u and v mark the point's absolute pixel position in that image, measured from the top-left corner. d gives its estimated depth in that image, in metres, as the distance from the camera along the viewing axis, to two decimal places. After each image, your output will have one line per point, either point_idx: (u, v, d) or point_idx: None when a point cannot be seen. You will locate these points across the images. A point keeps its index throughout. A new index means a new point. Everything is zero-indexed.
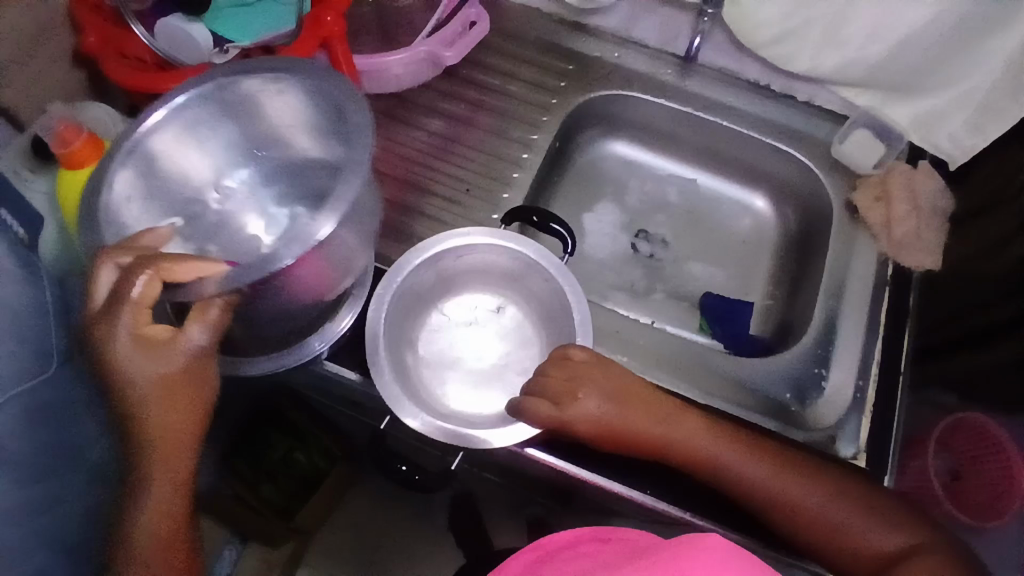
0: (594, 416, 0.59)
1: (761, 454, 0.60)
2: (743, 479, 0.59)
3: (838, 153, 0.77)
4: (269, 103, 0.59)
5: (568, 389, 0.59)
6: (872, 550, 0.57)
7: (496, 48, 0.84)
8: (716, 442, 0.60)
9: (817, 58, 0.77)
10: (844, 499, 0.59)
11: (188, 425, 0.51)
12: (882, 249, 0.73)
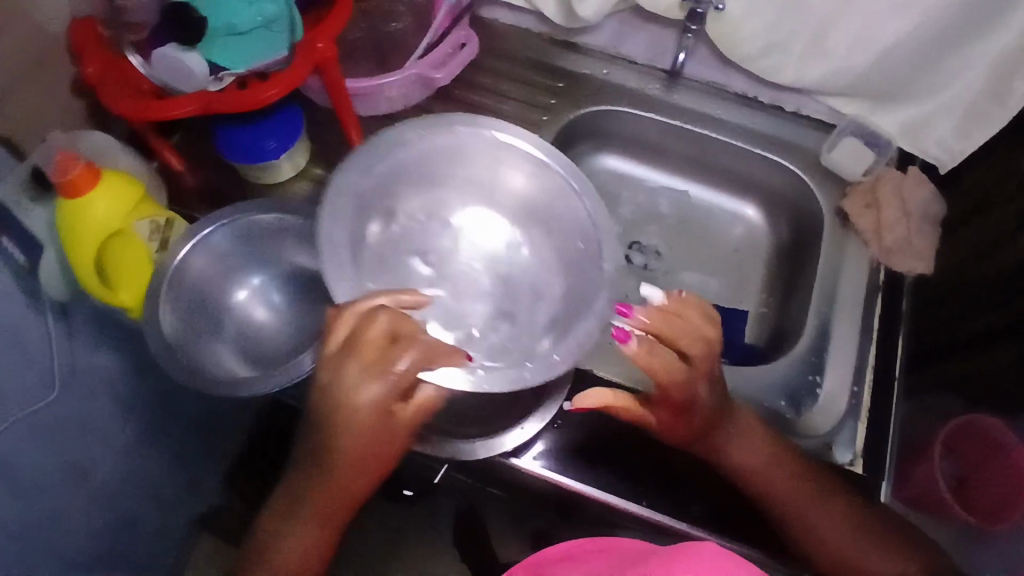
0: (675, 391, 0.55)
1: (788, 472, 0.60)
2: (766, 488, 0.59)
3: (827, 162, 0.78)
4: (518, 185, 0.63)
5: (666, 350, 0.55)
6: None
7: (488, 68, 0.86)
8: (748, 445, 0.59)
9: (801, 71, 0.76)
10: (855, 526, 0.58)
11: (365, 481, 0.55)
12: (873, 254, 0.74)
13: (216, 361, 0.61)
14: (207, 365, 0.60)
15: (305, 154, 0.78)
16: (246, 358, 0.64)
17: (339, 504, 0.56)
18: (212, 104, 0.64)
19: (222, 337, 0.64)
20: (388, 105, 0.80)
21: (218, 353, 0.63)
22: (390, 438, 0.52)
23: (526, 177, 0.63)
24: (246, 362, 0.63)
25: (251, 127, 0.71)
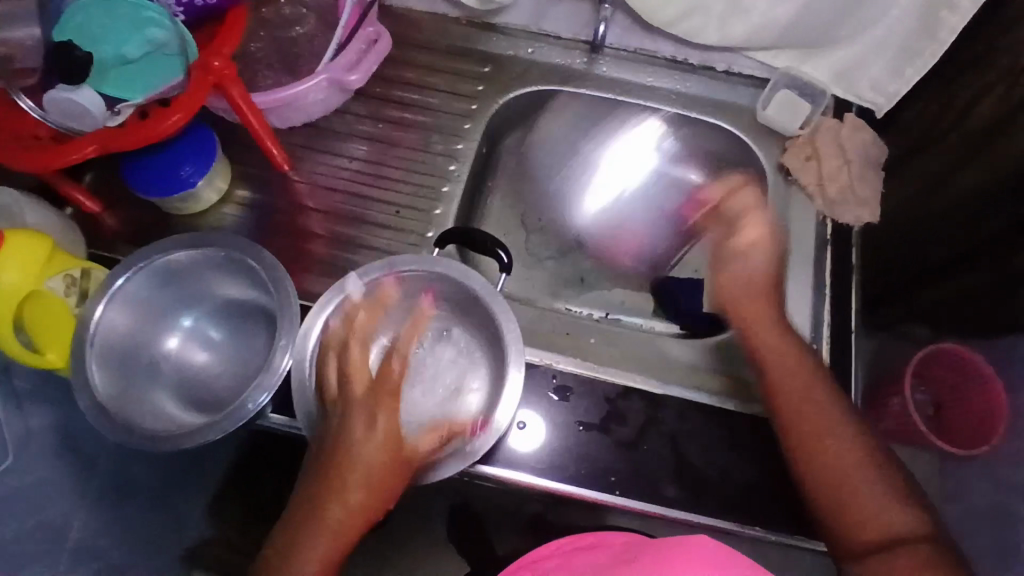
0: (750, 273, 0.68)
1: (825, 398, 0.60)
2: (798, 398, 0.60)
3: (764, 119, 0.77)
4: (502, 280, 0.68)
5: (761, 238, 0.69)
6: (877, 518, 0.54)
7: (407, 61, 0.82)
8: (789, 354, 0.62)
9: (725, 31, 0.74)
10: (873, 467, 0.56)
11: (381, 494, 0.56)
12: (819, 208, 0.73)
13: (154, 410, 0.59)
14: (144, 416, 0.58)
15: (226, 176, 0.75)
16: (187, 400, 0.62)
17: (353, 521, 0.56)
18: (112, 142, 0.61)
19: (157, 384, 0.62)
20: (305, 114, 0.76)
21: (157, 400, 0.61)
22: (392, 436, 0.57)
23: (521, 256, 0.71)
24: (187, 405, 0.61)
25: (164, 155, 0.69)
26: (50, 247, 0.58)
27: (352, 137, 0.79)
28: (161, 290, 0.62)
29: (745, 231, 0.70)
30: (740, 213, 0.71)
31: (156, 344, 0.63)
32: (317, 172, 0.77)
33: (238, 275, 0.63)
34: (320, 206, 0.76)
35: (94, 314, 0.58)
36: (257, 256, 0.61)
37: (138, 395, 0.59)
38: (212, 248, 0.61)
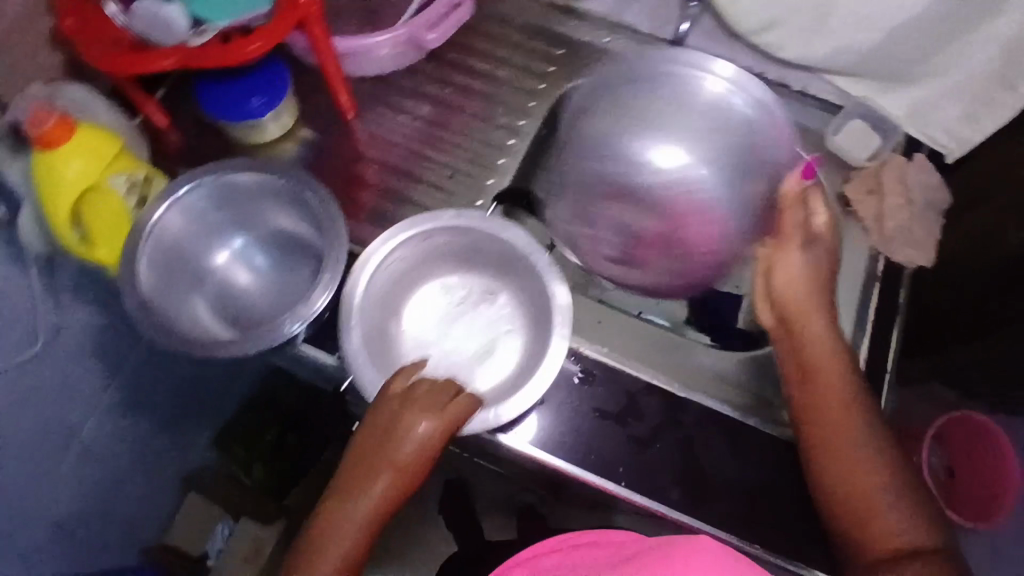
0: (789, 282, 0.63)
1: (847, 391, 0.59)
2: (822, 396, 0.59)
3: (832, 146, 0.74)
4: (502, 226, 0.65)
5: (804, 239, 0.65)
6: (894, 526, 0.54)
7: (485, 32, 0.82)
8: (823, 345, 0.61)
9: (808, 46, 0.74)
10: (888, 467, 0.57)
11: (412, 470, 0.57)
12: (872, 244, 0.71)
13: (189, 318, 0.61)
14: (179, 322, 0.60)
15: (292, 114, 0.76)
16: (220, 316, 0.64)
17: (384, 504, 0.56)
18: (193, 59, 0.61)
19: (195, 294, 0.64)
20: (377, 67, 0.78)
21: (192, 310, 0.63)
22: (429, 435, 0.56)
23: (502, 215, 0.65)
24: (219, 320, 0.63)
25: (240, 83, 0.71)
26: (118, 147, 0.60)
27: (418, 96, 0.80)
28: (217, 208, 0.64)
29: (794, 225, 0.65)
30: (786, 233, 0.65)
31: (202, 257, 0.65)
32: (380, 124, 0.78)
33: (291, 207, 0.64)
34: (376, 158, 0.77)
35: (152, 216, 0.60)
36: (312, 190, 0.63)
37: (179, 297, 0.62)
38: (272, 176, 0.63)
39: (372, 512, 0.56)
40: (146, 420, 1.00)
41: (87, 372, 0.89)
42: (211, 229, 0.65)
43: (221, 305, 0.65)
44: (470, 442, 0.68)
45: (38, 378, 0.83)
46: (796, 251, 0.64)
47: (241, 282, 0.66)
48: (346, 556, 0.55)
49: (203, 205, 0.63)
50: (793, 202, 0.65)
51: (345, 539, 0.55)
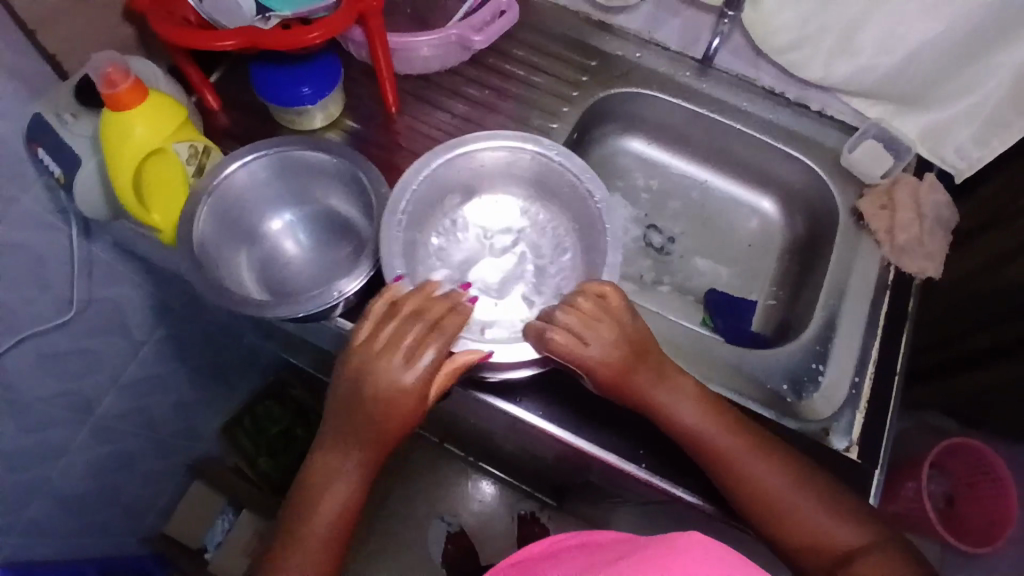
0: (602, 358, 0.57)
1: (731, 434, 0.59)
2: (718, 455, 0.58)
3: (848, 162, 0.79)
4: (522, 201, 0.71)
5: (591, 326, 0.57)
6: (841, 541, 0.56)
7: (523, 41, 0.87)
8: (677, 404, 0.59)
9: (829, 69, 0.78)
10: (803, 476, 0.58)
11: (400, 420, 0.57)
12: (885, 254, 0.74)
13: (231, 268, 0.64)
14: (225, 273, 0.63)
15: (338, 105, 0.79)
16: (259, 274, 0.67)
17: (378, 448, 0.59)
18: (251, 38, 0.64)
19: (241, 248, 0.66)
20: (424, 66, 0.82)
21: (235, 262, 0.65)
22: (412, 387, 0.56)
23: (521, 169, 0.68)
24: (261, 282, 0.66)
25: (289, 69, 0.72)
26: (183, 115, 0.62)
27: (456, 96, 0.84)
28: (276, 176, 0.67)
29: (574, 331, 0.57)
30: (575, 327, 0.57)
31: (258, 218, 0.68)
32: (419, 118, 0.82)
33: (347, 188, 0.67)
34: (413, 149, 0.81)
35: (227, 171, 0.63)
36: (367, 171, 0.65)
37: (228, 253, 0.65)
38: (331, 156, 0.65)
39: (365, 454, 0.59)
40: (157, 399, 1.03)
41: (112, 346, 0.91)
42: (271, 196, 0.68)
43: (265, 266, 0.68)
44: (498, 417, 0.71)
45: (66, 346, 0.84)
46: (583, 339, 0.57)
47: (290, 248, 0.69)
48: (350, 490, 0.60)
49: (271, 172, 0.66)
50: (567, 310, 0.58)
51: (346, 478, 0.60)
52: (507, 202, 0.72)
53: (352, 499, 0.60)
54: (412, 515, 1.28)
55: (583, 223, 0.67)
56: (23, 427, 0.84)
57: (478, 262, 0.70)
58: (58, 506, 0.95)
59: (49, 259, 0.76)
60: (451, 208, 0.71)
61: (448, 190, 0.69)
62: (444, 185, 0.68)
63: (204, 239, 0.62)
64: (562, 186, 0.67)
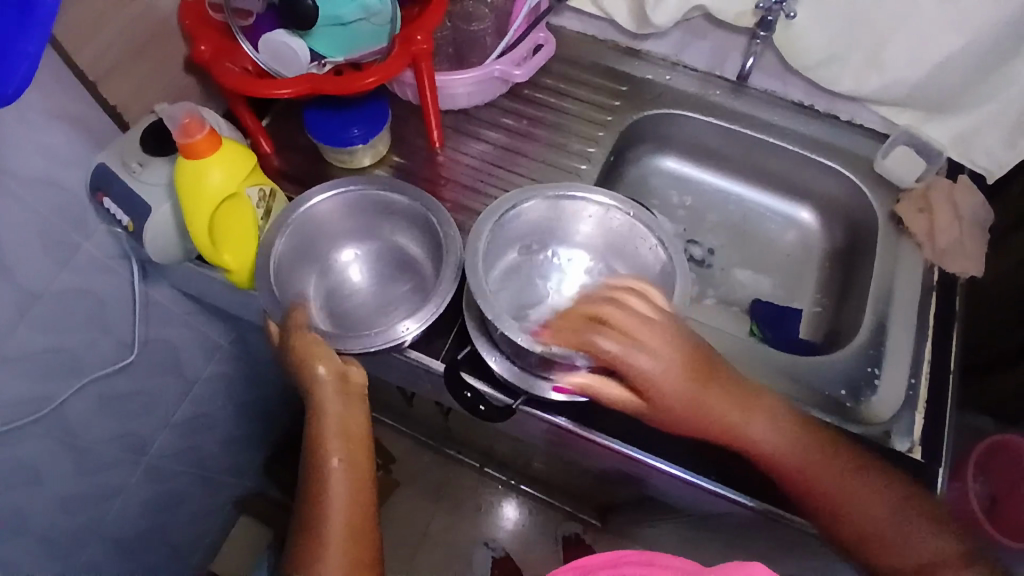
0: (654, 367, 0.58)
1: (801, 439, 0.61)
2: (803, 477, 0.60)
3: (881, 168, 0.81)
4: (586, 255, 0.73)
5: (646, 330, 0.59)
6: (914, 561, 0.58)
7: (556, 71, 0.90)
8: (757, 420, 0.61)
9: (859, 81, 0.79)
10: (884, 489, 0.60)
11: (352, 436, 0.63)
12: (927, 256, 0.76)
13: (301, 296, 0.67)
14: (296, 298, 0.67)
15: (385, 143, 0.82)
16: (327, 305, 0.70)
17: (354, 472, 0.62)
18: (307, 85, 0.69)
19: (313, 275, 0.70)
20: (464, 101, 0.85)
21: (305, 291, 0.69)
22: (343, 404, 0.63)
23: (593, 216, 0.71)
24: (325, 311, 0.69)
25: (341, 114, 0.77)
26: (253, 163, 0.65)
27: (493, 126, 0.87)
28: (350, 211, 0.71)
29: (626, 332, 0.59)
30: (625, 330, 0.59)
31: (331, 248, 0.71)
32: (458, 150, 0.85)
33: (419, 231, 0.71)
34: (454, 179, 0.83)
35: (310, 202, 0.68)
36: (438, 216, 0.69)
37: (296, 280, 0.68)
38: (408, 197, 0.70)
39: (348, 485, 0.62)
40: (204, 435, 1.04)
41: (167, 386, 0.92)
42: (340, 224, 0.71)
43: (332, 294, 0.70)
44: (561, 441, 0.72)
45: (125, 388, 0.85)
46: (635, 346, 0.59)
47: (354, 277, 0.72)
48: (351, 527, 0.61)
49: (342, 203, 0.70)
50: (623, 311, 0.60)
51: (340, 518, 0.60)
52: (574, 260, 0.73)
53: (349, 483, 0.62)
54: (452, 543, 1.28)
55: (643, 273, 0.69)
56: (83, 470, 0.85)
57: (539, 308, 0.71)
58: (111, 547, 0.95)
59: (111, 303, 0.78)
60: (519, 255, 0.73)
61: (520, 234, 0.72)
62: (516, 232, 0.71)
63: (281, 267, 0.66)
64: (632, 246, 0.70)
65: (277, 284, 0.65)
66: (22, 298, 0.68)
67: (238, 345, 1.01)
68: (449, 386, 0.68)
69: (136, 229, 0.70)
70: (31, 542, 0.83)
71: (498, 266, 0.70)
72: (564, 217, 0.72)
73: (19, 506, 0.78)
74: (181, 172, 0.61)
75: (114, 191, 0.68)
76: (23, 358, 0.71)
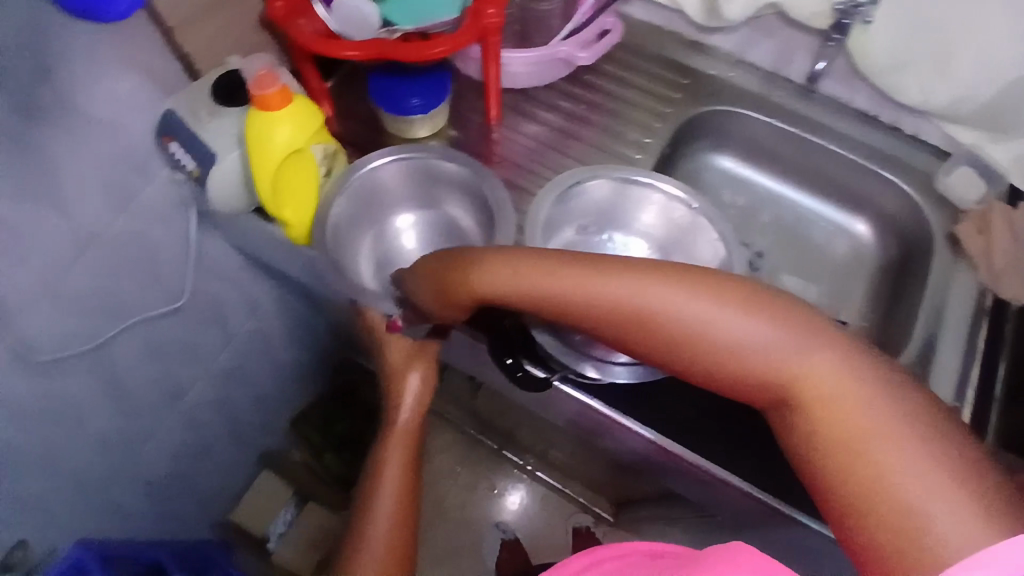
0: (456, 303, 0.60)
1: (770, 347, 0.50)
2: (713, 355, 0.51)
3: (941, 185, 0.79)
4: (642, 244, 0.74)
5: (435, 270, 0.62)
6: (908, 489, 0.44)
7: (619, 59, 0.90)
8: (645, 281, 0.52)
9: (928, 94, 0.77)
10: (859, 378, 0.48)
11: (409, 464, 0.68)
12: (981, 279, 0.74)
13: (354, 257, 0.70)
14: (349, 258, 0.70)
15: (444, 116, 0.83)
16: (378, 269, 0.72)
17: (402, 496, 0.66)
18: (373, 50, 0.68)
19: (369, 236, 0.73)
20: (526, 81, 0.85)
21: (360, 252, 0.72)
22: (410, 432, 0.68)
23: (655, 205, 0.71)
24: (376, 274, 0.72)
25: (404, 82, 0.77)
26: (320, 122, 0.66)
27: (550, 108, 0.87)
28: (412, 180, 0.73)
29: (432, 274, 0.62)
30: (428, 274, 0.62)
31: (390, 213, 0.74)
32: (514, 129, 0.85)
33: (473, 203, 0.72)
34: (509, 157, 0.83)
35: (371, 165, 0.70)
36: (491, 187, 0.70)
37: (352, 241, 0.71)
38: (469, 170, 0.71)
39: (394, 507, 0.65)
40: (236, 388, 1.06)
41: (207, 335, 0.94)
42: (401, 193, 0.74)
43: (385, 259, 0.73)
44: (594, 426, 0.73)
45: (169, 334, 0.88)
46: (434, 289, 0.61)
47: (409, 245, 0.75)
48: (389, 549, 0.64)
49: (407, 172, 0.72)
50: (430, 258, 0.63)
51: (380, 535, 0.64)
52: (629, 247, 0.74)
53: (402, 481, 0.66)
54: (464, 520, 1.30)
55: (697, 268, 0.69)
56: (122, 410, 0.87)
57: None
58: (140, 488, 0.97)
59: (165, 249, 0.80)
60: (577, 234, 0.73)
61: (580, 213, 0.73)
62: (576, 211, 0.72)
63: (338, 228, 0.69)
64: (690, 240, 0.70)
65: (337, 251, 0.69)
66: (84, 233, 0.70)
67: (277, 302, 1.03)
68: (492, 348, 0.69)
69: (201, 175, 0.71)
70: (68, 480, 0.84)
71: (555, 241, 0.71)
72: (626, 203, 0.72)
73: (62, 438, 0.80)
74: (251, 125, 0.63)
75: (181, 138, 0.70)
76: (80, 292, 0.73)
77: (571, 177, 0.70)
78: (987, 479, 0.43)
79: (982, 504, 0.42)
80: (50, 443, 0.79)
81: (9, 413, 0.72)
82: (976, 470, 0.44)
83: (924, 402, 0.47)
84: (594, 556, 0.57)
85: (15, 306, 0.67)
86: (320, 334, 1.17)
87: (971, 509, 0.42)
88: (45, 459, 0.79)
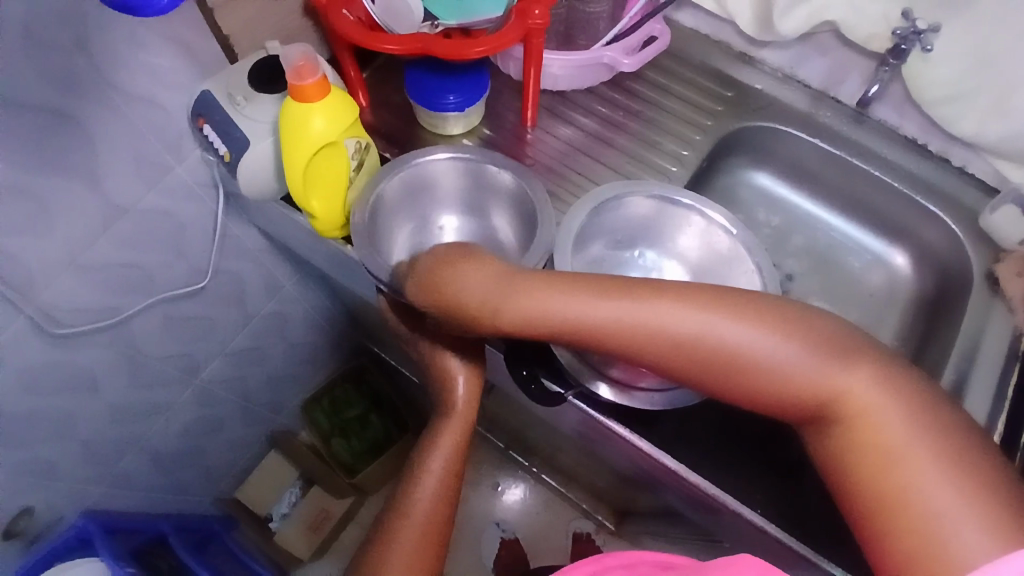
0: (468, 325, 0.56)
1: (791, 366, 0.49)
2: (738, 372, 0.50)
3: (986, 224, 0.76)
4: (675, 265, 0.73)
5: (443, 280, 0.56)
6: (936, 499, 0.44)
7: (664, 68, 0.89)
8: (661, 300, 0.51)
9: (980, 128, 0.74)
10: (880, 388, 0.48)
11: (457, 459, 0.67)
12: (1019, 324, 0.70)
13: (388, 246, 0.70)
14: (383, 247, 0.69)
15: (479, 115, 0.82)
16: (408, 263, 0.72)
17: (443, 490, 0.65)
18: (414, 46, 0.67)
19: (406, 228, 0.73)
20: (565, 83, 0.83)
21: (394, 242, 0.71)
22: (462, 430, 0.68)
23: (695, 228, 0.70)
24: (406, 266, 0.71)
25: (441, 78, 0.75)
26: (356, 116, 0.65)
27: (586, 112, 0.85)
28: (458, 179, 0.72)
29: (442, 285, 0.56)
30: (438, 283, 0.56)
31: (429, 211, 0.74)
32: (547, 131, 0.84)
33: (516, 211, 0.71)
34: (538, 159, 0.82)
35: (422, 160, 0.70)
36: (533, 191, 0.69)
37: (386, 231, 0.70)
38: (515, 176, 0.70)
39: (437, 492, 0.65)
40: (251, 366, 1.06)
41: (227, 314, 0.94)
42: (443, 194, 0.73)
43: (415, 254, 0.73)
44: (606, 442, 0.71)
45: (188, 313, 0.88)
46: (446, 304, 0.56)
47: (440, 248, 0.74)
48: (425, 528, 0.63)
49: (455, 165, 0.71)
50: (434, 258, 0.58)
51: (419, 514, 0.63)
52: (660, 268, 0.73)
53: (449, 468, 0.66)
54: (467, 516, 1.30)
55: None
56: (137, 383, 0.87)
57: None
58: (149, 460, 0.98)
59: (192, 228, 0.80)
60: (609, 248, 0.73)
61: (616, 227, 0.72)
62: (613, 225, 0.71)
63: (377, 211, 0.69)
64: (725, 270, 0.69)
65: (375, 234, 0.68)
66: (111, 208, 0.70)
67: (299, 284, 1.03)
68: (510, 360, 0.67)
69: (232, 161, 0.70)
70: (76, 447, 0.85)
71: (587, 252, 0.71)
72: (666, 221, 0.71)
73: (74, 406, 0.81)
74: (287, 113, 0.63)
75: (216, 120, 0.70)
76: (99, 267, 0.72)
77: (616, 189, 0.69)
78: (1004, 478, 0.45)
79: (1006, 517, 0.43)
80: (60, 411, 0.79)
81: (20, 379, 0.72)
82: (994, 475, 0.45)
83: (944, 410, 0.48)
84: (601, 564, 0.54)
85: (38, 272, 0.67)
86: (339, 320, 1.17)
87: (997, 516, 0.43)
88: (53, 426, 0.80)
